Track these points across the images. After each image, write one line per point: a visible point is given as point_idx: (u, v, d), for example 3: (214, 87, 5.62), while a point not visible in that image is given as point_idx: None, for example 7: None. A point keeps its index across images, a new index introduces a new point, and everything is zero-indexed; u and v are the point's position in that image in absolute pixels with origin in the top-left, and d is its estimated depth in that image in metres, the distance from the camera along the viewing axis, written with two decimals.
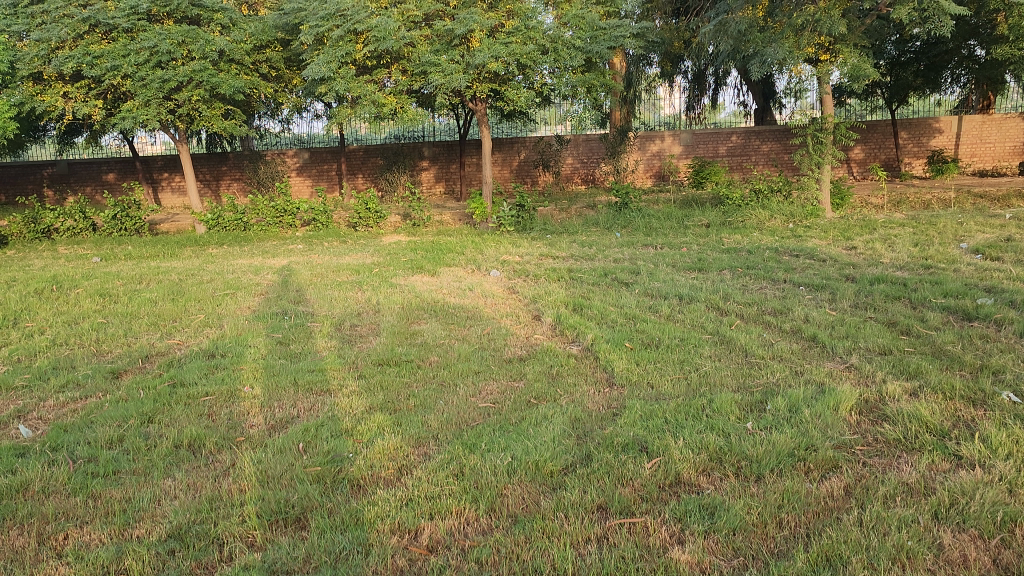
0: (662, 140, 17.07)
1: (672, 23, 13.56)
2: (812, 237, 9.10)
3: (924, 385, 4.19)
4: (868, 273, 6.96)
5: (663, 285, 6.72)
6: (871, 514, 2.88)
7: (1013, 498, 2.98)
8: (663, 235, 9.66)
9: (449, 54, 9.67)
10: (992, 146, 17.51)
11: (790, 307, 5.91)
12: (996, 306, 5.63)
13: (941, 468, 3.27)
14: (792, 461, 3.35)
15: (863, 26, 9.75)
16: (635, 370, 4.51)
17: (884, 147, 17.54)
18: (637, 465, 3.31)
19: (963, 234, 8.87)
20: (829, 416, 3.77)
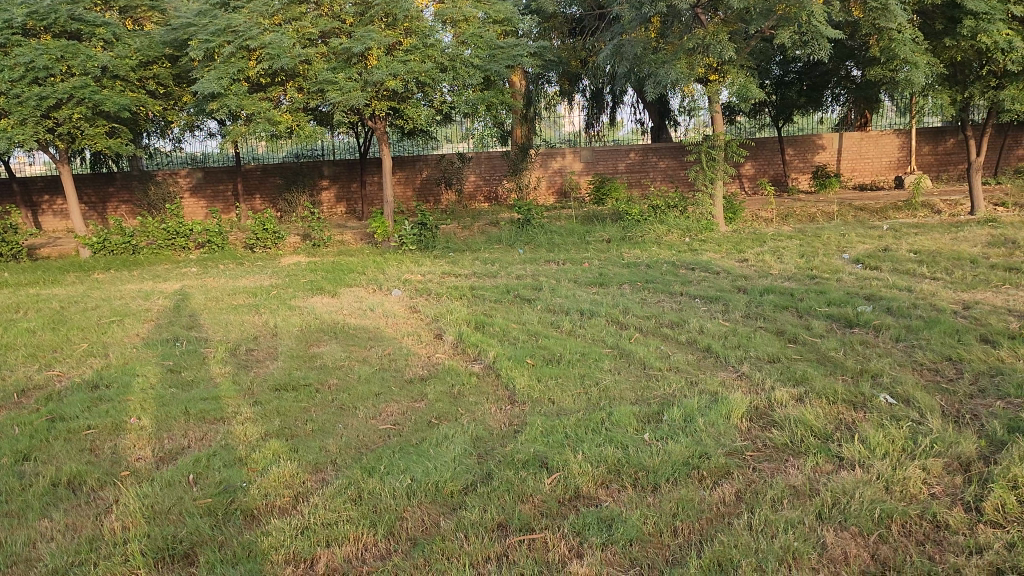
0: (563, 157, 17.25)
1: (569, 43, 13.79)
2: (706, 251, 9.40)
3: (810, 391, 4.37)
4: (759, 284, 7.25)
5: (565, 301, 6.81)
6: (760, 518, 2.99)
7: (889, 496, 3.16)
8: (566, 251, 9.81)
9: (346, 72, 9.56)
10: (870, 161, 18.63)
11: (686, 319, 6.10)
12: (875, 313, 5.95)
13: (825, 469, 3.43)
14: (687, 470, 3.44)
15: (748, 48, 10.18)
16: (535, 387, 4.54)
17: (773, 163, 18.21)
18: (537, 481, 3.34)
19: (845, 245, 9.35)
20: (722, 424, 3.90)
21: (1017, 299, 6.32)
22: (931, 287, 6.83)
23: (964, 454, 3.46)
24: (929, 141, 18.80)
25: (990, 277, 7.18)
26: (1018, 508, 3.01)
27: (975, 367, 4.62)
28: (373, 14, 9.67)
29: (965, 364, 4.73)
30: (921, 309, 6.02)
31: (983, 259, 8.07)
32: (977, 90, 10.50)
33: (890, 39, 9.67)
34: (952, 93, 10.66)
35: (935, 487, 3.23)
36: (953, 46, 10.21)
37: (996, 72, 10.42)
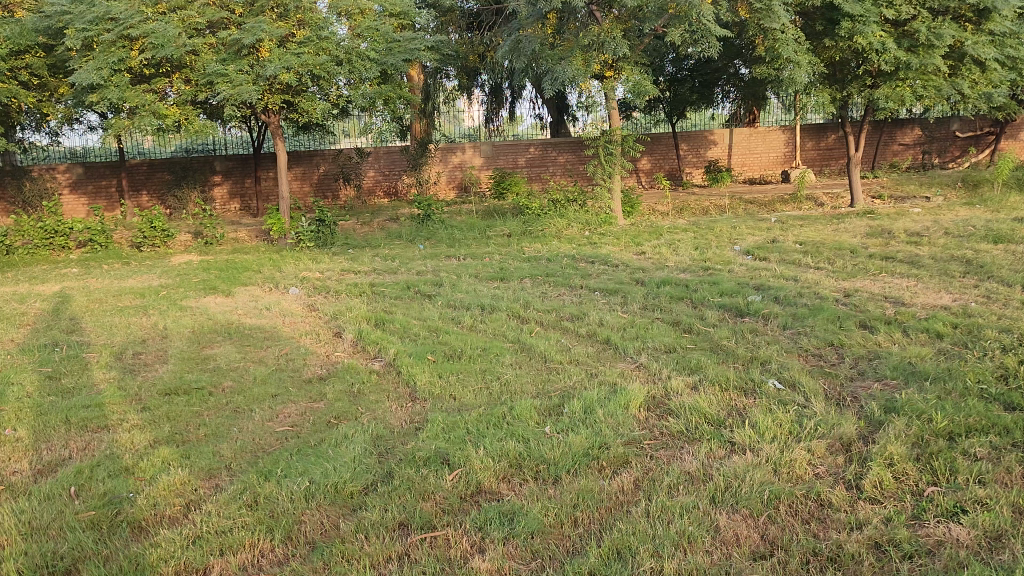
0: (463, 152, 17.26)
1: (467, 37, 13.77)
2: (605, 244, 9.56)
3: (704, 379, 4.52)
4: (656, 276, 7.43)
5: (465, 296, 6.80)
6: (657, 505, 3.07)
7: (777, 477, 3.30)
8: (466, 246, 9.80)
9: (237, 64, 9.24)
10: (759, 156, 19.35)
11: (586, 311, 6.18)
12: (764, 302, 6.20)
13: (718, 455, 3.54)
14: (587, 461, 3.50)
15: (641, 46, 10.41)
16: (436, 383, 4.52)
17: (668, 158, 18.67)
18: (438, 478, 3.33)
19: (736, 237, 9.70)
20: (620, 415, 3.98)
21: (893, 286, 6.70)
22: (815, 276, 7.16)
23: (846, 435, 3.65)
24: (812, 137, 19.71)
25: (868, 266, 7.59)
26: (894, 484, 3.20)
27: (856, 352, 4.88)
28: (264, 5, 9.38)
29: (846, 348, 4.98)
30: (806, 297, 6.31)
31: (862, 249, 8.52)
32: (855, 89, 11.08)
33: (773, 38, 10.07)
34: (832, 91, 11.20)
35: (820, 468, 3.39)
36: (832, 46, 10.73)
37: (871, 72, 11.03)
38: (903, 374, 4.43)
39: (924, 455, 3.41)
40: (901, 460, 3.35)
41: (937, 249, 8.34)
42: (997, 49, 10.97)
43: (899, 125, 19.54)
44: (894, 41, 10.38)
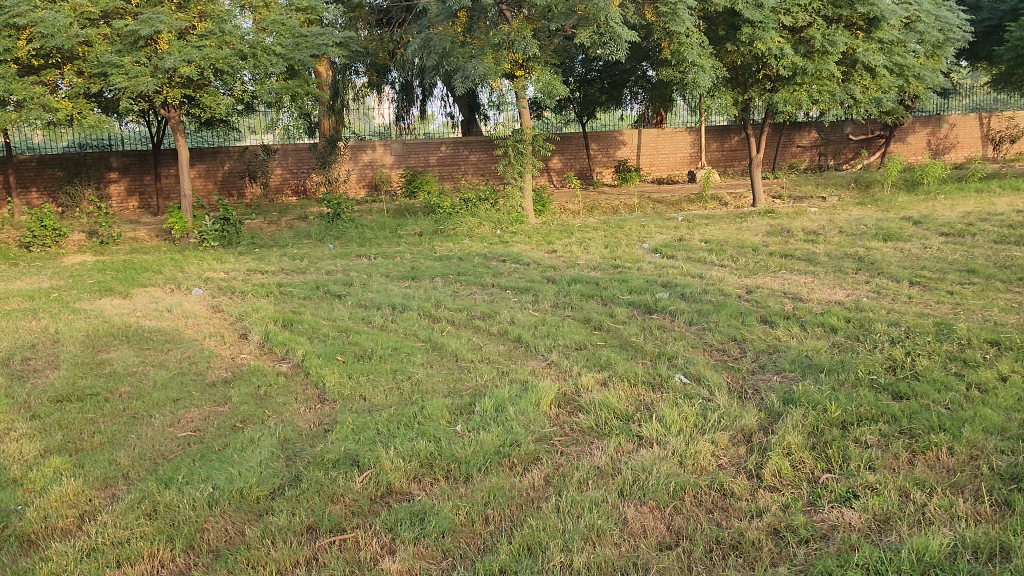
0: (373, 150, 16.99)
1: (376, 33, 13.63)
2: (517, 243, 9.60)
3: (613, 375, 4.61)
4: (567, 274, 7.51)
5: (376, 295, 6.73)
6: (566, 500, 3.11)
7: (683, 469, 3.39)
8: (377, 245, 9.68)
9: (133, 55, 8.87)
10: (667, 157, 19.79)
11: (498, 310, 6.20)
12: (671, 299, 6.35)
13: (626, 449, 3.62)
14: (498, 458, 3.51)
15: (551, 46, 10.52)
16: (346, 384, 4.45)
17: (579, 157, 18.91)
18: (347, 480, 3.28)
19: (645, 236, 9.91)
20: (531, 412, 4.01)
21: (792, 283, 6.97)
22: (719, 274, 7.38)
23: (747, 426, 3.78)
24: (716, 139, 20.34)
25: (768, 263, 7.88)
26: (791, 472, 3.33)
27: (757, 346, 5.05)
28: None
29: (748, 343, 5.16)
30: (710, 294, 6.50)
31: (763, 247, 8.84)
32: (755, 92, 11.48)
33: (679, 42, 10.32)
34: (734, 94, 11.57)
35: (722, 459, 3.50)
36: (733, 50, 11.09)
37: (771, 76, 11.45)
38: (801, 367, 4.61)
39: (819, 444, 3.57)
40: (798, 449, 3.50)
41: (832, 247, 8.73)
42: (886, 56, 11.57)
43: (797, 127, 20.35)
44: (791, 47, 10.82)
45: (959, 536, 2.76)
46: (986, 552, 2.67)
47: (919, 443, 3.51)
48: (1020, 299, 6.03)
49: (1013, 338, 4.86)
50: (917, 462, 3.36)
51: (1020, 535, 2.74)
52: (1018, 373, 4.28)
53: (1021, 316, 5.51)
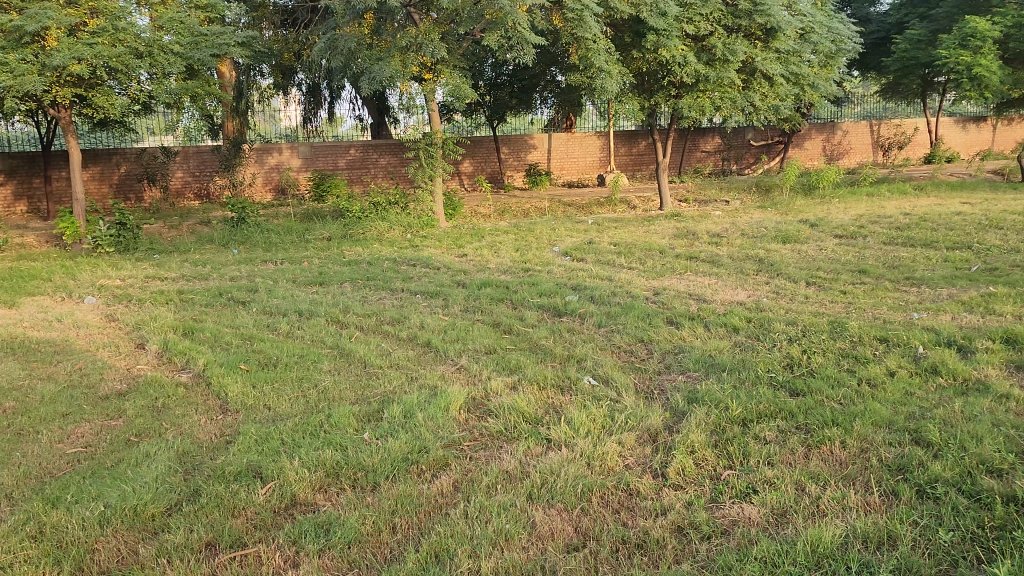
0: (279, 152, 16.61)
1: (282, 34, 13.33)
2: (428, 246, 9.56)
3: (523, 378, 4.63)
4: (477, 278, 7.51)
5: (282, 302, 6.57)
6: (475, 506, 3.10)
7: (590, 470, 3.43)
8: (283, 250, 9.46)
9: (19, 52, 8.42)
10: (576, 161, 20.07)
11: (407, 315, 6.15)
12: (580, 302, 6.44)
13: (535, 452, 3.63)
14: (406, 466, 3.47)
15: (460, 49, 10.50)
16: (250, 394, 4.32)
17: (489, 161, 18.89)
18: (250, 493, 3.19)
19: (555, 239, 10.02)
20: (440, 417, 3.98)
21: (696, 284, 7.17)
22: (627, 276, 7.52)
23: (653, 426, 3.85)
24: (624, 143, 20.75)
25: (674, 265, 8.07)
26: (695, 470, 3.41)
27: (663, 347, 5.17)
28: None
29: (654, 344, 5.27)
30: (618, 296, 6.62)
31: (669, 250, 9.05)
32: (661, 98, 11.76)
33: (586, 48, 10.45)
34: (641, 100, 11.81)
35: (629, 459, 3.56)
36: (639, 57, 11.31)
37: (675, 83, 11.75)
38: (704, 367, 4.74)
39: (721, 441, 3.67)
40: (700, 447, 3.59)
41: (734, 248, 9.02)
42: (783, 66, 12.03)
43: (702, 133, 20.93)
44: (694, 55, 11.14)
45: (851, 526, 2.88)
46: (875, 541, 2.79)
47: (815, 437, 3.65)
48: (906, 298, 6.37)
49: (900, 334, 5.11)
50: (812, 456, 3.49)
51: (906, 523, 2.88)
52: (904, 368, 4.51)
53: (907, 313, 5.81)
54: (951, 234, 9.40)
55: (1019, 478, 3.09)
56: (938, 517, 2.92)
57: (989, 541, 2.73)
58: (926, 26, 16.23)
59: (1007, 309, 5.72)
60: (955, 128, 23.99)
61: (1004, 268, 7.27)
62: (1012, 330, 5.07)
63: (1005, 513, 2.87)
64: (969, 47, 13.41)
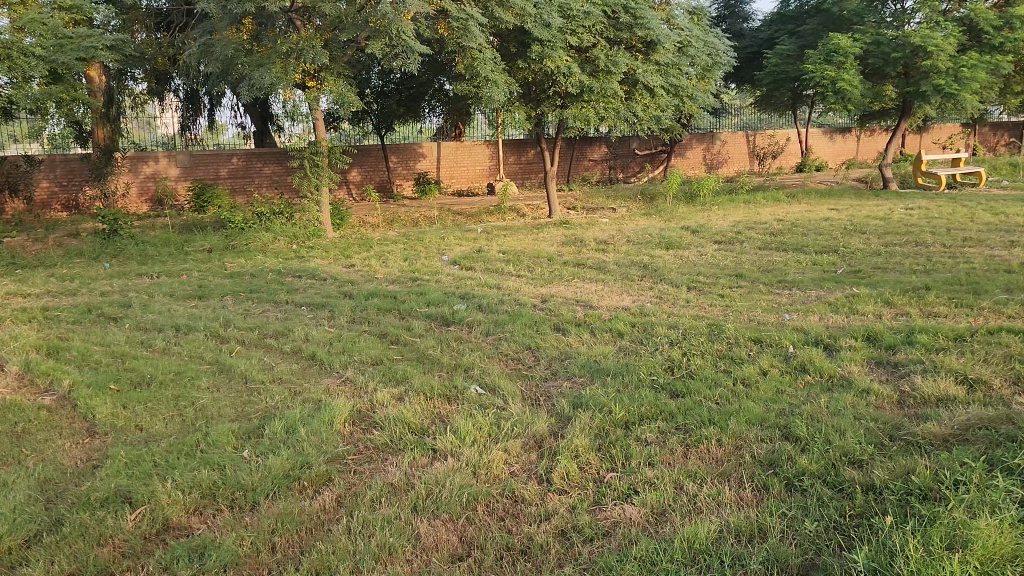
0: (156, 161, 15.94)
1: (156, 37, 12.79)
2: (314, 257, 9.36)
3: (409, 389, 4.58)
4: (364, 289, 7.41)
5: (157, 317, 6.29)
6: (358, 520, 3.05)
7: (476, 479, 3.44)
8: (159, 263, 9.06)
9: None
10: (465, 169, 20.16)
11: (291, 327, 6.00)
12: (468, 310, 6.45)
13: (421, 463, 3.61)
14: (287, 482, 3.39)
15: (344, 57, 10.36)
16: (120, 414, 4.11)
17: (378, 170, 18.68)
18: (118, 519, 3.04)
19: (444, 248, 10.01)
20: (324, 432, 3.90)
21: (583, 291, 7.30)
22: (515, 284, 7.59)
23: (538, 432, 3.90)
24: (513, 152, 21.01)
25: (561, 272, 8.21)
26: (578, 474, 3.47)
27: (549, 353, 5.24)
28: None
29: (541, 350, 5.34)
30: (505, 304, 6.67)
31: (557, 257, 9.19)
32: (547, 108, 11.94)
33: (472, 57, 10.49)
34: (528, 109, 11.95)
35: (515, 466, 3.58)
36: (525, 67, 11.45)
37: (561, 93, 11.95)
38: (589, 372, 4.82)
39: (604, 444, 3.75)
40: (584, 451, 3.65)
41: (620, 255, 9.24)
42: (662, 77, 12.42)
43: (588, 142, 21.37)
44: (578, 66, 11.36)
45: (725, 522, 2.99)
46: (747, 535, 2.91)
47: (692, 437, 3.78)
48: (779, 300, 6.68)
49: (772, 335, 5.36)
50: (691, 455, 3.61)
51: (776, 516, 3.02)
52: (776, 367, 4.73)
53: (779, 315, 6.10)
54: (820, 239, 9.93)
55: (877, 467, 3.29)
56: (805, 508, 3.07)
57: (850, 529, 2.88)
58: (794, 42, 17.11)
59: (868, 309, 6.09)
60: (823, 138, 25.43)
61: (866, 270, 7.74)
62: (872, 329, 5.40)
63: (864, 501, 3.04)
64: (833, 62, 14.21)
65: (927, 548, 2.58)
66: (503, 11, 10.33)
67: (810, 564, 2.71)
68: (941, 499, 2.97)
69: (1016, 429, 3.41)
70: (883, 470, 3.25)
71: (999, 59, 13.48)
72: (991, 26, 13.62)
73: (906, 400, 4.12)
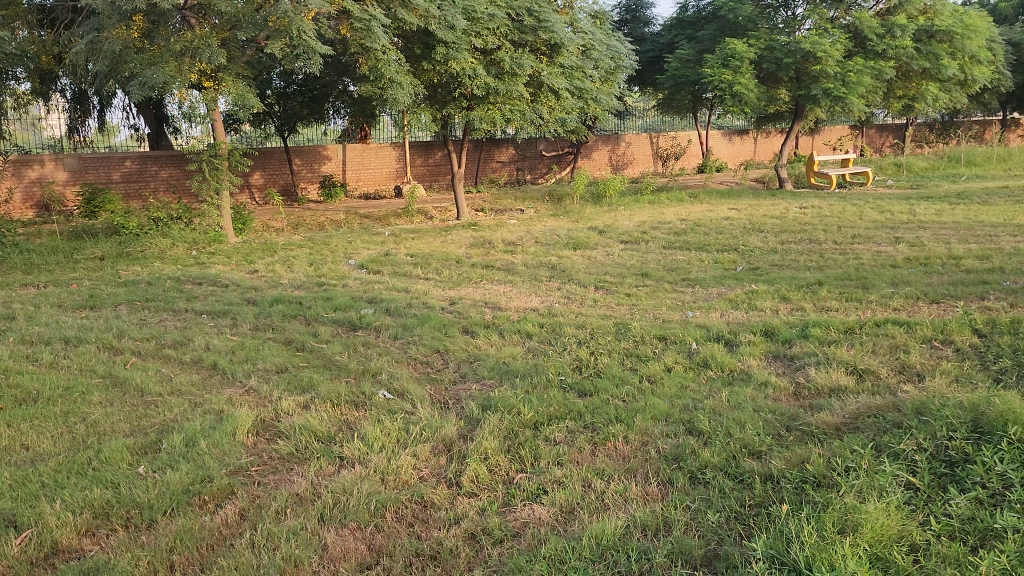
0: (42, 165, 15.13)
1: (38, 34, 12.14)
2: (215, 263, 9.08)
3: (316, 397, 4.49)
4: (268, 295, 7.23)
5: (44, 329, 5.96)
6: (261, 533, 2.97)
7: (384, 486, 3.39)
8: (46, 272, 8.62)
9: None
10: (372, 172, 19.93)
11: (191, 337, 5.79)
12: (375, 315, 6.37)
13: (327, 472, 3.54)
14: (187, 498, 3.26)
15: (243, 57, 10.09)
16: (2, 434, 3.88)
17: (282, 172, 18.20)
18: (1, 546, 2.87)
19: (351, 252, 9.86)
20: (225, 443, 3.77)
21: (491, 293, 7.31)
22: (423, 287, 7.54)
23: (447, 436, 3.88)
24: (420, 154, 20.91)
25: (470, 275, 8.20)
26: (487, 476, 3.47)
27: (458, 356, 5.22)
28: None
29: (450, 353, 5.32)
30: (414, 307, 6.62)
31: (465, 259, 9.17)
32: (453, 109, 11.92)
33: (376, 59, 10.37)
34: (434, 111, 11.90)
35: (424, 471, 3.55)
36: (430, 69, 11.39)
37: (466, 95, 11.96)
38: (498, 374, 4.83)
39: (513, 446, 3.76)
40: (493, 453, 3.65)
41: (528, 256, 9.30)
42: (566, 80, 12.58)
43: (496, 143, 21.44)
44: (483, 68, 11.39)
45: (631, 517, 3.04)
46: (652, 529, 2.97)
47: (600, 435, 3.83)
48: (683, 298, 6.85)
49: (676, 332, 5.50)
50: (598, 453, 3.66)
51: (680, 508, 3.09)
52: (680, 363, 4.85)
53: (683, 313, 6.25)
54: (721, 237, 10.25)
55: (775, 457, 3.41)
56: (707, 500, 3.16)
57: (749, 518, 2.98)
58: (693, 47, 17.60)
59: (766, 305, 6.31)
60: (722, 141, 26.27)
61: (764, 268, 8.02)
62: (769, 324, 5.60)
63: (763, 491, 3.15)
64: (730, 66, 14.69)
65: (820, 533, 2.69)
66: (406, 12, 10.25)
67: (712, 554, 2.78)
68: (834, 485, 3.10)
69: (901, 416, 3.60)
70: (780, 460, 3.37)
71: (883, 64, 14.19)
72: (874, 33, 14.33)
73: (801, 392, 4.30)
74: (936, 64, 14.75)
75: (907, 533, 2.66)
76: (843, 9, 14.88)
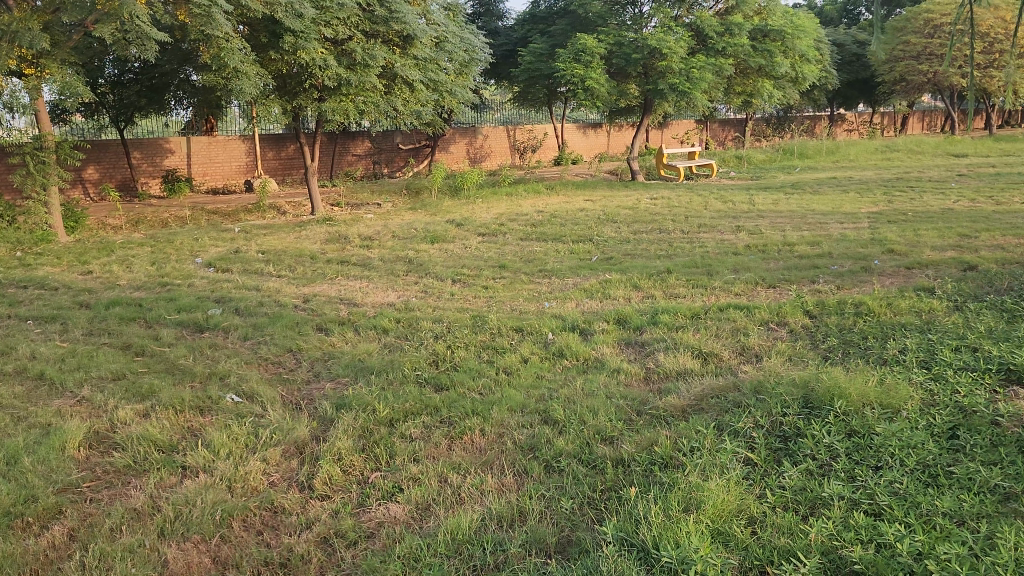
0: None
1: None
2: (42, 265, 8.37)
3: (156, 404, 4.20)
4: (103, 298, 6.73)
5: None
6: (92, 554, 2.74)
7: (230, 494, 3.22)
8: None
9: None
10: (220, 166, 19.15)
11: (13, 345, 5.30)
12: (223, 315, 6.06)
13: (168, 483, 3.33)
14: (7, 521, 2.97)
15: (70, 41, 9.35)
16: None
17: (118, 167, 17.09)
18: None
19: (197, 250, 9.36)
20: (52, 460, 3.47)
21: (347, 289, 7.13)
22: (275, 285, 7.25)
23: (299, 438, 3.73)
24: (271, 147, 20.23)
25: (325, 271, 7.96)
26: (341, 477, 3.36)
27: (312, 355, 5.05)
28: None
29: (303, 352, 5.14)
30: (264, 306, 6.35)
31: (320, 255, 8.89)
32: (304, 100, 11.56)
33: (219, 47, 9.88)
34: (283, 102, 11.48)
35: (274, 476, 3.40)
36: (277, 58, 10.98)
37: (317, 86, 11.62)
38: (353, 371, 4.71)
39: (368, 445, 3.66)
40: (347, 453, 3.55)
41: (384, 251, 9.14)
42: (420, 72, 12.48)
43: (351, 136, 21.03)
44: (334, 58, 11.09)
45: (487, 510, 3.02)
46: (508, 520, 2.97)
47: (456, 429, 3.80)
48: (540, 289, 6.93)
49: (533, 323, 5.55)
50: (455, 447, 3.63)
51: (536, 497, 3.11)
52: (536, 354, 4.89)
53: (540, 303, 6.31)
54: (575, 228, 10.46)
55: (626, 442, 3.49)
56: (562, 487, 3.19)
57: (601, 502, 3.03)
58: (546, 41, 17.86)
59: (619, 294, 6.48)
60: (576, 133, 26.87)
61: (617, 257, 8.24)
62: (621, 312, 5.75)
63: (614, 475, 3.22)
64: (582, 61, 15.00)
65: (667, 512, 2.76)
66: None
67: (566, 541, 2.81)
68: (679, 465, 3.20)
69: (741, 396, 3.78)
70: (631, 444, 3.46)
71: (722, 62, 14.90)
72: (714, 32, 15.02)
73: (651, 376, 4.44)
74: (770, 62, 15.62)
75: (747, 507, 2.78)
76: (685, 8, 15.54)
